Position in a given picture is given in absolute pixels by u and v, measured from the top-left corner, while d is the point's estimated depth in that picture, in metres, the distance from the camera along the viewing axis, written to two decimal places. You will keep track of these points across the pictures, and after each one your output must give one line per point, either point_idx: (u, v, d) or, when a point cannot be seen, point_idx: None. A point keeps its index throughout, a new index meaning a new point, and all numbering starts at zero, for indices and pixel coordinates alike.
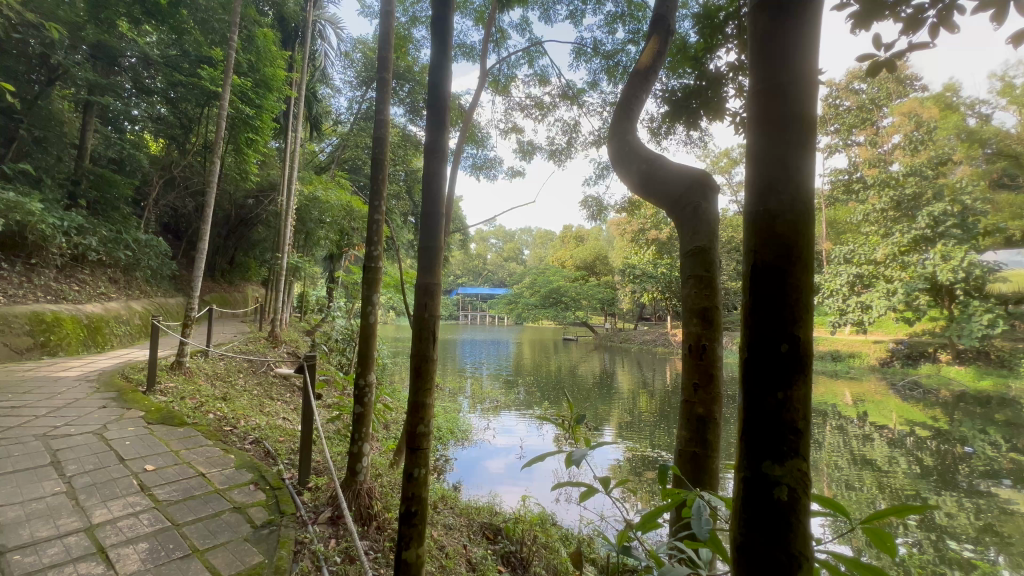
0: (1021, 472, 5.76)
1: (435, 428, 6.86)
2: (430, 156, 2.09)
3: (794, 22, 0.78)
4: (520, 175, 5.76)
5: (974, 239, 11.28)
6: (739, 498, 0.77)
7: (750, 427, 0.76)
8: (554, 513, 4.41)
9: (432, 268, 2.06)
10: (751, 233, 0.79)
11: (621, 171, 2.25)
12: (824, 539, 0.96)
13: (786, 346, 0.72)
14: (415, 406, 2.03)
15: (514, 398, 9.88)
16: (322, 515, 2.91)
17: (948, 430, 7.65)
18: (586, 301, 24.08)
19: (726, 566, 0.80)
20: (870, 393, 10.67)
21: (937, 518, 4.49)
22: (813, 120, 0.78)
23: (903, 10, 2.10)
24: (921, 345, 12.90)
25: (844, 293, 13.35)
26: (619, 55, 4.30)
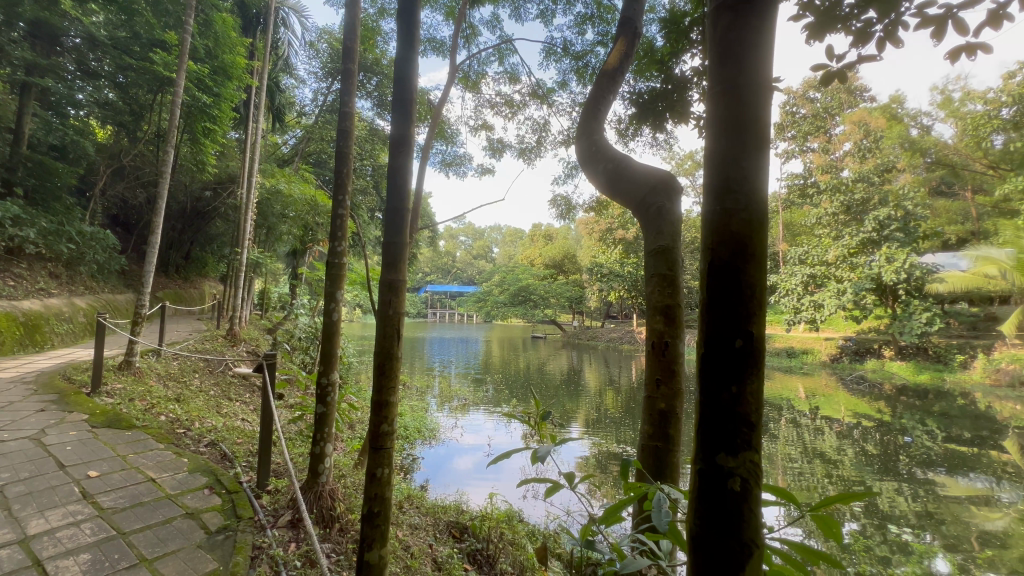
0: (953, 459, 6.21)
1: (402, 428, 6.77)
2: (396, 149, 2.05)
3: (753, 28, 0.80)
4: (490, 173, 5.74)
5: (914, 242, 12.06)
6: (695, 490, 0.79)
7: (705, 422, 0.78)
8: (521, 510, 4.44)
9: (397, 265, 2.02)
10: (708, 231, 0.82)
11: (588, 171, 2.28)
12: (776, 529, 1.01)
13: (740, 342, 0.75)
14: (379, 405, 1.99)
15: (482, 396, 9.87)
16: (281, 519, 2.81)
17: (890, 421, 8.16)
18: (555, 300, 24.28)
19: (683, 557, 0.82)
20: (822, 387, 11.23)
21: (879, 503, 4.78)
22: (769, 120, 0.81)
23: (853, 24, 2.21)
24: (868, 342, 13.66)
25: (799, 293, 13.98)
26: (588, 56, 4.35)
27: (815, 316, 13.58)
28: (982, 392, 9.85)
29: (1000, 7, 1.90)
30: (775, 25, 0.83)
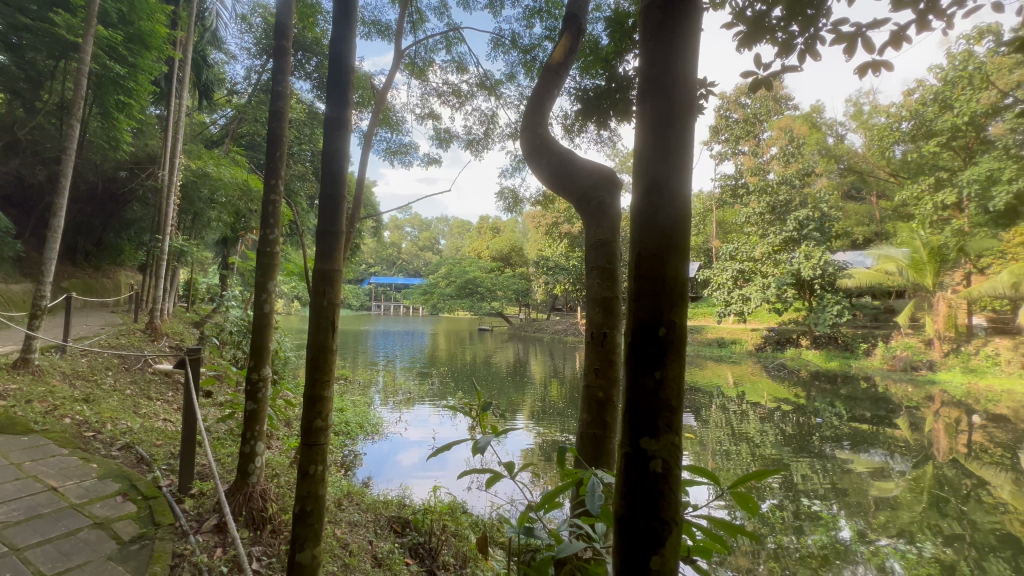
0: (856, 436, 6.92)
1: (343, 423, 6.56)
2: (331, 132, 1.96)
3: (681, 34, 0.85)
4: (436, 163, 5.64)
5: (828, 242, 13.23)
6: (621, 473, 0.83)
7: (630, 408, 0.81)
8: (465, 501, 4.44)
9: (332, 255, 1.94)
10: (636, 226, 0.85)
11: (532, 164, 2.29)
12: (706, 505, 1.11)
13: (664, 330, 0.79)
14: (312, 399, 1.91)
15: (427, 389, 9.78)
16: (206, 524, 2.65)
17: (805, 404, 8.97)
18: (502, 292, 24.35)
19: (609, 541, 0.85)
20: (748, 375, 12.11)
21: (794, 479, 5.23)
22: (693, 117, 0.85)
23: (780, 35, 2.36)
24: (788, 332, 14.82)
25: (729, 287, 14.82)
26: (535, 50, 4.37)
27: (742, 308, 14.50)
28: (881, 376, 11.01)
29: (901, 28, 2.11)
30: (699, 30, 0.88)
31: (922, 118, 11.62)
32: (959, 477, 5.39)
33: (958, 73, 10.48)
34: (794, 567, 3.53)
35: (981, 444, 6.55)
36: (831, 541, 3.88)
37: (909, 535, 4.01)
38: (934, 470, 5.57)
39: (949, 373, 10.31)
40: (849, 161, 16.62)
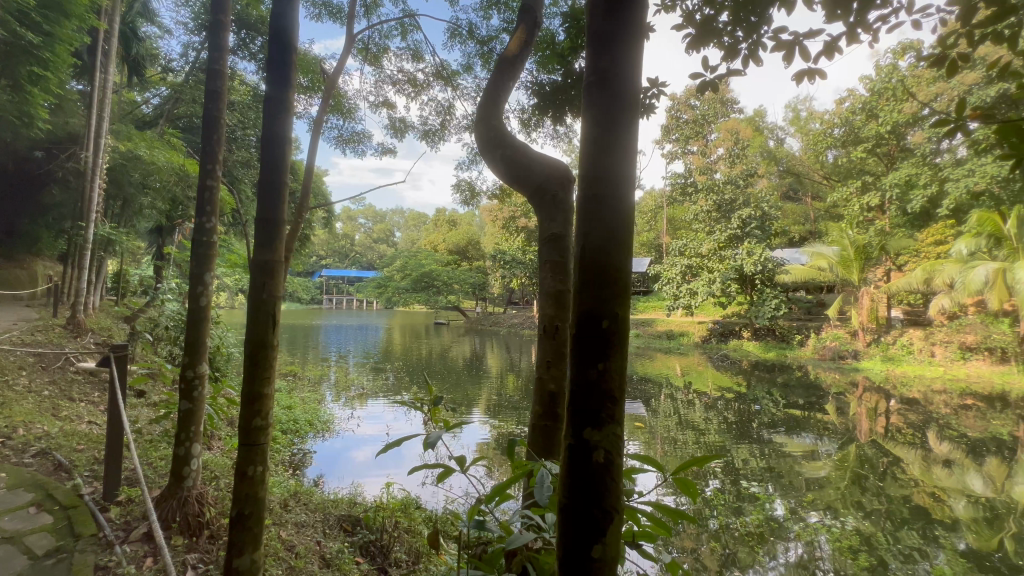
0: (790, 421, 7.42)
1: (291, 421, 6.31)
2: (271, 114, 1.86)
3: (625, 32, 0.86)
4: (391, 153, 5.49)
5: (768, 240, 14.06)
6: (565, 465, 0.83)
7: (575, 400, 0.82)
8: (418, 497, 4.39)
9: (272, 245, 1.85)
10: (581, 219, 0.85)
11: (487, 157, 2.26)
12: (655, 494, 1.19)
13: (607, 322, 0.80)
14: (251, 398, 1.81)
15: (381, 383, 9.60)
16: (134, 533, 2.47)
17: (746, 392, 9.52)
18: (459, 286, 24.03)
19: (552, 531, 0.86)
20: (694, 365, 12.69)
21: (734, 463, 5.53)
22: (637, 114, 0.86)
23: (727, 39, 2.45)
24: (731, 324, 15.62)
25: (678, 281, 15.37)
26: (493, 42, 4.32)
27: (690, 302, 15.09)
28: (812, 365, 11.83)
29: (833, 39, 2.24)
30: (645, 28, 0.90)
31: (851, 125, 12.57)
32: (877, 455, 5.89)
33: (884, 84, 11.33)
34: (734, 545, 3.74)
35: (896, 425, 7.20)
36: (767, 519, 4.14)
37: (834, 510, 4.35)
38: (856, 450, 6.06)
39: (871, 361, 11.22)
40: (787, 164, 17.71)
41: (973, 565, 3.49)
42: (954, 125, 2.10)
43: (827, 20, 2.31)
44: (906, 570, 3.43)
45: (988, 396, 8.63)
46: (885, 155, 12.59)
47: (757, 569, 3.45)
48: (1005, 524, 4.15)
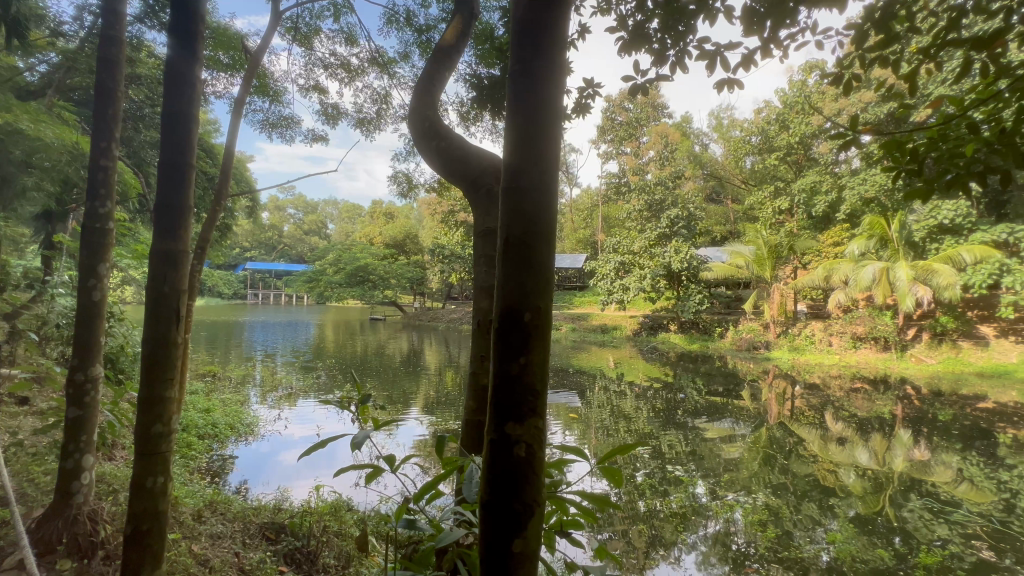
0: (711, 407, 7.98)
1: (210, 425, 5.84)
2: (175, 88, 1.71)
3: (547, 34, 0.89)
4: (322, 140, 5.21)
5: (693, 238, 14.97)
6: (489, 459, 0.85)
7: (497, 393, 0.84)
8: (350, 499, 4.20)
9: (176, 232, 1.69)
10: (506, 213, 0.87)
11: (421, 148, 2.20)
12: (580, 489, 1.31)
13: (529, 315, 0.83)
14: (148, 403, 1.65)
15: (312, 382, 9.14)
16: (8, 561, 2.17)
17: (673, 381, 10.13)
18: (396, 281, 23.16)
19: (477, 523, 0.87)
20: (626, 357, 13.28)
21: (661, 448, 5.85)
22: (559, 114, 0.89)
23: (657, 45, 2.57)
24: (659, 318, 16.47)
25: (612, 277, 15.95)
26: (431, 32, 4.21)
27: (623, 297, 15.68)
28: (731, 355, 12.77)
29: (750, 52, 2.41)
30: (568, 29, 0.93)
31: (767, 134, 13.69)
32: (785, 436, 6.50)
33: (794, 98, 12.46)
34: (660, 526, 3.96)
35: (800, 408, 7.97)
36: (690, 500, 4.42)
37: (748, 488, 4.72)
38: (767, 432, 6.64)
39: (780, 351, 12.32)
40: (711, 168, 19.04)
41: (860, 529, 3.94)
42: (849, 138, 2.33)
43: (745, 34, 2.47)
44: (807, 537, 3.80)
45: (873, 379, 9.79)
46: (794, 164, 13.85)
47: (680, 547, 3.67)
48: (885, 491, 4.72)
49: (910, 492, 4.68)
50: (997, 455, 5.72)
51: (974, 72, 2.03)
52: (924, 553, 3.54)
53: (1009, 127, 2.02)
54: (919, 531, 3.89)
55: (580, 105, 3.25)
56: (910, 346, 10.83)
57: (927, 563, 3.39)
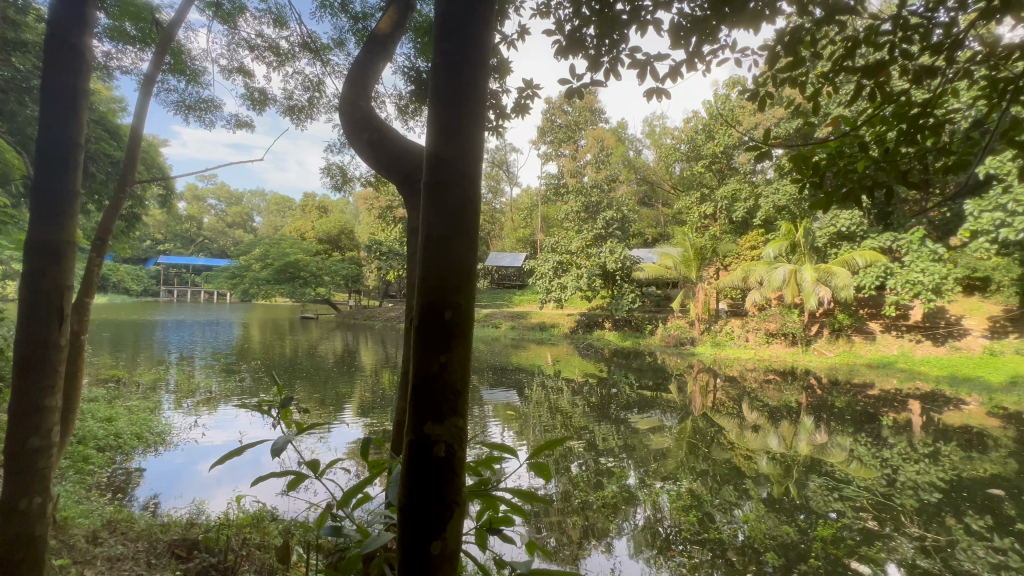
0: (642, 401, 8.39)
1: (112, 436, 5.26)
2: (57, 55, 1.53)
3: (473, 43, 0.93)
4: (247, 127, 4.86)
5: (626, 240, 15.63)
6: (410, 457, 0.89)
7: (419, 393, 0.88)
8: (275, 508, 3.93)
9: (57, 221, 1.52)
10: (429, 220, 0.91)
11: (351, 139, 2.11)
12: (510, 484, 1.34)
13: (450, 313, 0.88)
14: (22, 413, 1.47)
15: (235, 386, 8.52)
16: None
17: (607, 377, 10.52)
18: (329, 277, 22.10)
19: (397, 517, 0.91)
20: (563, 354, 13.61)
21: (596, 442, 6.06)
22: (483, 121, 0.94)
23: (592, 53, 2.65)
24: (595, 316, 17.03)
25: (550, 276, 16.24)
26: (368, 20, 4.06)
27: (560, 296, 16.01)
28: (660, 351, 13.48)
29: (677, 64, 2.55)
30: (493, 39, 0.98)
31: (695, 143, 14.60)
32: (707, 425, 6.97)
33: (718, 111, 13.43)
34: (593, 517, 4.09)
35: (720, 399, 8.59)
36: (621, 490, 4.61)
37: (674, 476, 5.00)
38: (692, 423, 7.07)
39: (703, 347, 13.17)
40: (644, 174, 20.06)
41: (770, 508, 4.30)
42: (763, 150, 2.54)
43: (673, 46, 2.60)
44: (725, 519, 4.08)
45: (783, 371, 10.75)
46: (718, 172, 14.87)
47: (611, 535, 3.82)
48: (792, 473, 5.20)
49: (812, 472, 5.18)
50: (882, 436, 6.49)
51: (865, 96, 2.28)
52: (822, 526, 3.93)
53: (893, 147, 2.28)
54: (819, 507, 4.32)
55: (520, 106, 3.27)
56: (814, 341, 12.01)
57: (824, 535, 3.77)
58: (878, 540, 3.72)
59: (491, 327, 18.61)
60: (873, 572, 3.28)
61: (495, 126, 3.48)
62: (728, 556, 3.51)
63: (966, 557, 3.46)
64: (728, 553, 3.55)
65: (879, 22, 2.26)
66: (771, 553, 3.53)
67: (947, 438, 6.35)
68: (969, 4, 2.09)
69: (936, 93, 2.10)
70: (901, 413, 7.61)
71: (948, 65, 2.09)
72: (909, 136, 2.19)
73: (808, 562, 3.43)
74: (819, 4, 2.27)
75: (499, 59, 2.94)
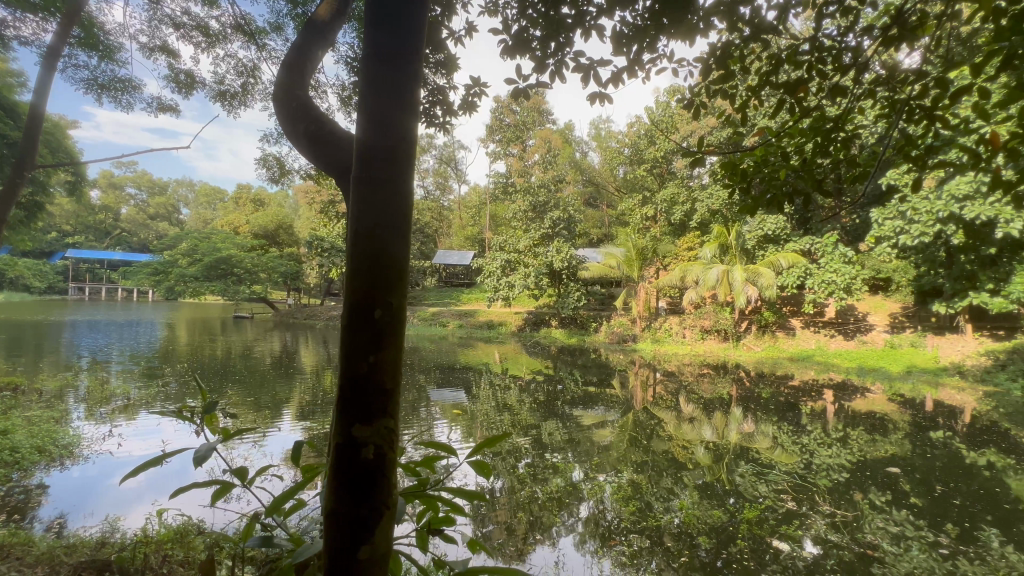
0: (587, 396, 8.63)
1: (7, 451, 4.68)
2: None
3: (407, 47, 0.97)
4: (171, 111, 4.49)
5: (572, 239, 15.99)
6: (338, 458, 0.90)
7: (349, 395, 0.90)
8: (202, 521, 3.66)
9: None
10: (362, 221, 0.93)
11: (285, 128, 1.99)
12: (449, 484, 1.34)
13: (380, 312, 0.91)
14: None
15: (157, 391, 7.87)
16: None
17: (553, 374, 10.72)
18: (266, 275, 20.88)
19: (322, 517, 0.91)
20: (511, 352, 13.69)
21: (542, 438, 6.16)
22: (416, 122, 0.98)
23: (538, 54, 2.68)
24: (542, 314, 17.26)
25: (498, 274, 16.24)
26: (308, 5, 3.87)
27: (508, 294, 16.05)
28: (604, 348, 13.90)
29: (618, 71, 2.64)
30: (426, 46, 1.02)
31: (637, 147, 15.20)
32: (647, 418, 7.29)
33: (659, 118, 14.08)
34: (538, 512, 4.15)
35: (660, 393, 9.01)
36: (566, 484, 4.71)
37: (616, 468, 5.19)
38: (633, 416, 7.36)
39: (644, 343, 13.73)
40: (590, 176, 20.66)
41: (703, 494, 4.56)
42: (697, 156, 2.67)
43: (614, 52, 2.69)
44: (663, 507, 4.28)
45: (716, 366, 11.43)
46: (658, 176, 15.58)
47: (557, 529, 3.89)
48: (724, 460, 5.55)
49: (740, 459, 5.56)
50: (801, 423, 7.08)
51: (786, 110, 2.46)
52: (748, 509, 4.21)
53: (809, 158, 2.48)
54: (746, 491, 4.63)
55: (467, 103, 3.26)
56: (743, 336, 12.86)
57: (750, 517, 4.04)
58: (796, 519, 4.04)
59: (438, 326, 18.37)
60: (792, 549, 3.56)
61: (441, 122, 3.44)
62: (664, 542, 3.68)
63: (869, 530, 3.84)
64: (664, 539, 3.73)
65: (799, 43, 2.45)
66: (703, 537, 3.75)
67: (855, 424, 7.01)
68: (873, 31, 2.31)
69: (845, 110, 2.31)
70: (817, 401, 8.33)
71: (855, 85, 2.31)
72: (823, 147, 2.39)
73: (735, 543, 3.66)
74: (747, 22, 2.42)
75: (445, 55, 2.91)
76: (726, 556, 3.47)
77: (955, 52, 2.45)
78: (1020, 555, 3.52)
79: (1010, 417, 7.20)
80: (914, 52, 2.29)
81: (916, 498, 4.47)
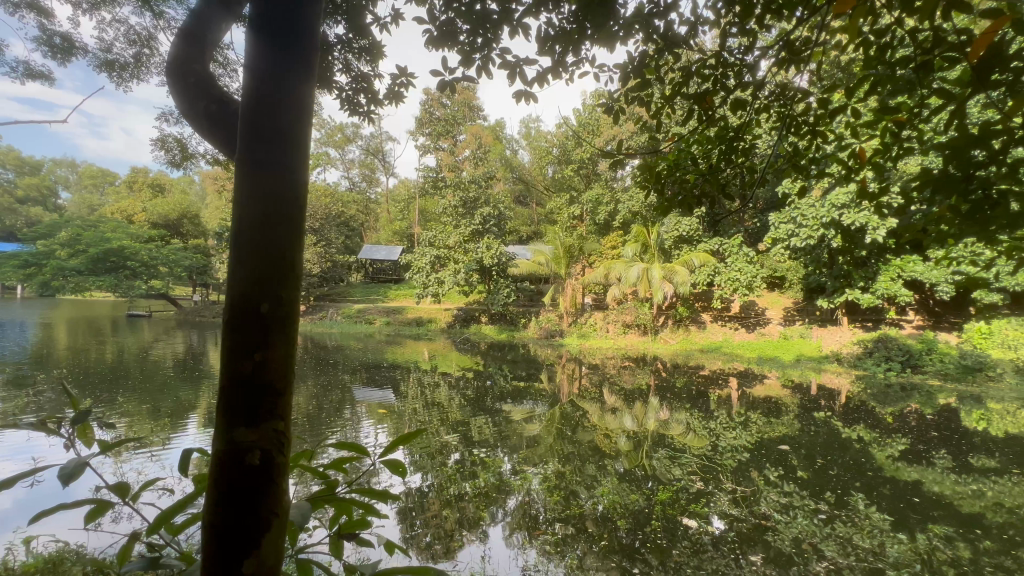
0: (516, 391, 8.77)
1: None
2: None
3: (300, 29, 0.92)
4: (43, 78, 3.90)
5: (502, 236, 16.12)
6: (219, 465, 0.84)
7: (232, 397, 0.84)
8: (81, 544, 3.25)
9: None
10: (247, 210, 0.87)
11: (182, 106, 1.79)
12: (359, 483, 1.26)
13: (267, 307, 0.85)
14: None
15: (28, 402, 6.81)
16: None
17: (482, 369, 10.77)
18: (165, 268, 18.80)
19: (201, 529, 0.85)
20: (440, 349, 13.53)
21: (471, 434, 6.16)
22: (307, 109, 0.93)
23: (465, 47, 2.64)
24: (472, 311, 17.27)
25: (427, 270, 15.99)
26: None
27: (437, 290, 15.86)
28: (533, 343, 14.23)
29: (543, 71, 2.69)
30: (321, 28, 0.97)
31: (565, 148, 15.68)
32: (573, 410, 7.55)
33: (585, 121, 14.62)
34: (466, 507, 4.15)
35: (584, 386, 9.37)
36: (493, 479, 4.71)
37: (544, 460, 5.31)
38: (560, 409, 7.59)
39: (571, 338, 14.24)
40: (519, 173, 21.01)
41: (623, 480, 4.81)
42: (618, 158, 2.78)
43: (540, 51, 2.73)
44: (587, 495, 4.45)
45: (636, 358, 12.10)
46: (585, 177, 16.20)
47: (485, 524, 3.89)
48: (642, 447, 5.88)
49: (657, 445, 5.93)
50: (710, 409, 7.70)
51: (697, 118, 2.63)
52: (662, 491, 4.51)
53: (716, 164, 2.68)
54: (663, 475, 4.95)
55: (393, 92, 3.14)
56: (661, 330, 13.69)
57: (663, 499, 4.33)
58: (704, 497, 4.40)
59: (364, 323, 17.70)
60: (699, 525, 3.86)
61: (366, 111, 3.29)
62: (587, 529, 3.83)
63: (763, 502, 4.27)
64: (587, 525, 3.87)
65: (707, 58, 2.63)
66: (622, 520, 3.96)
67: (754, 408, 7.75)
68: (769, 52, 2.53)
69: (745, 121, 2.51)
70: (724, 389, 9.10)
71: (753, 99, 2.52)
72: (726, 154, 2.59)
73: (650, 523, 3.91)
74: (662, 34, 2.56)
75: (369, 42, 2.78)
76: (642, 537, 3.69)
77: (835, 77, 2.75)
78: (880, 514, 4.10)
79: (875, 396, 8.36)
80: (803, 74, 2.53)
81: (803, 471, 5.04)
